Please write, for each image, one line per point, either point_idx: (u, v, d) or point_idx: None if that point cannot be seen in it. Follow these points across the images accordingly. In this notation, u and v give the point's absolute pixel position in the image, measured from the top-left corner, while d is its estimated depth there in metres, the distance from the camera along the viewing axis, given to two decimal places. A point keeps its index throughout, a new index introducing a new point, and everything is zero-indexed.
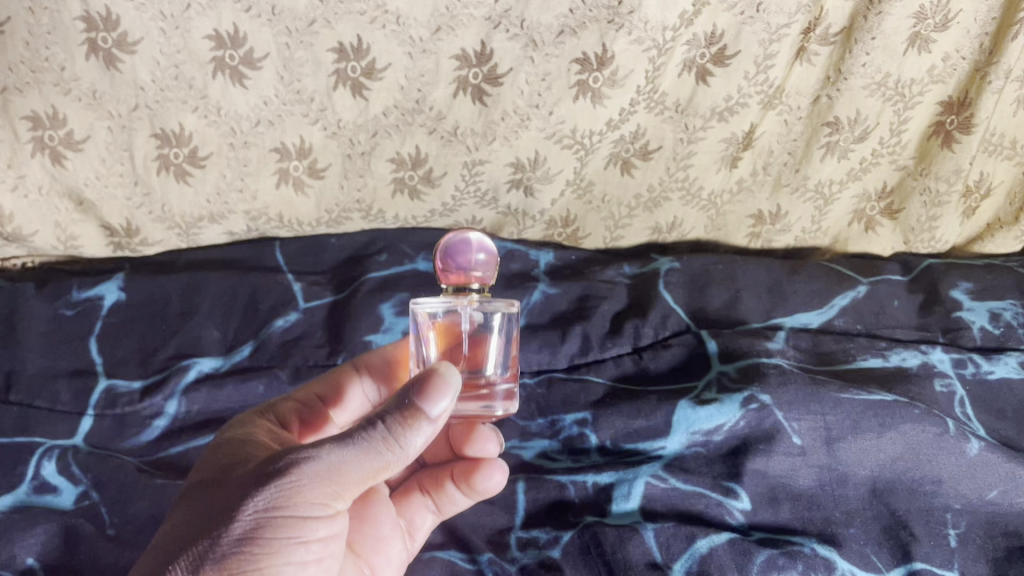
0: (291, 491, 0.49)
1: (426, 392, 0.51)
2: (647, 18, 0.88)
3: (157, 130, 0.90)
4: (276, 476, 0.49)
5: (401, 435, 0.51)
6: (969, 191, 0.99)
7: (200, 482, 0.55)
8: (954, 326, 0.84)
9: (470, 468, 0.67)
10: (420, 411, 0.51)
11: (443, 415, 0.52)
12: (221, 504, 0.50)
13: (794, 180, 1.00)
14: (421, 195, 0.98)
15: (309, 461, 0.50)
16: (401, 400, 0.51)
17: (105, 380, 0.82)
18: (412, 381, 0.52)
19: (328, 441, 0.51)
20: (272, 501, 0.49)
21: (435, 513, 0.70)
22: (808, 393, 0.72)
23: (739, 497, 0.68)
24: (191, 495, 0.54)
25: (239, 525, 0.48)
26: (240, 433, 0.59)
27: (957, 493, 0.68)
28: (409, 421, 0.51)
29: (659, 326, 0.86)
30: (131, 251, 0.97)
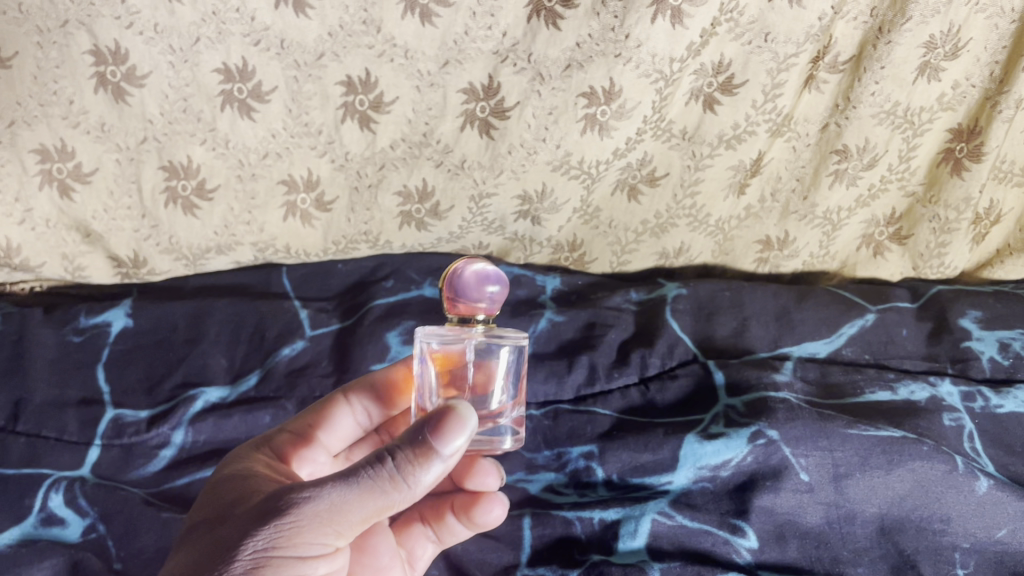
0: (290, 532, 0.48)
1: (439, 431, 0.50)
2: (654, 51, 0.88)
3: (165, 163, 0.91)
4: (276, 516, 0.48)
5: (410, 473, 0.49)
6: (978, 219, 0.99)
7: (199, 520, 0.54)
8: (963, 357, 0.84)
9: (469, 501, 0.66)
10: (432, 450, 0.50)
11: (456, 454, 0.51)
12: (221, 543, 0.49)
13: (802, 208, 0.99)
14: (428, 226, 0.98)
15: (310, 501, 0.49)
16: (413, 437, 0.50)
17: (113, 409, 0.82)
18: (428, 417, 0.51)
19: (331, 478, 0.50)
20: (271, 542, 0.48)
21: (434, 542, 0.70)
22: (816, 429, 0.72)
23: (746, 535, 0.68)
24: (196, 531, 0.53)
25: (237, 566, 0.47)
26: (242, 469, 0.58)
27: (965, 532, 0.67)
28: (419, 461, 0.50)
29: (665, 356, 0.85)
30: (139, 280, 0.97)
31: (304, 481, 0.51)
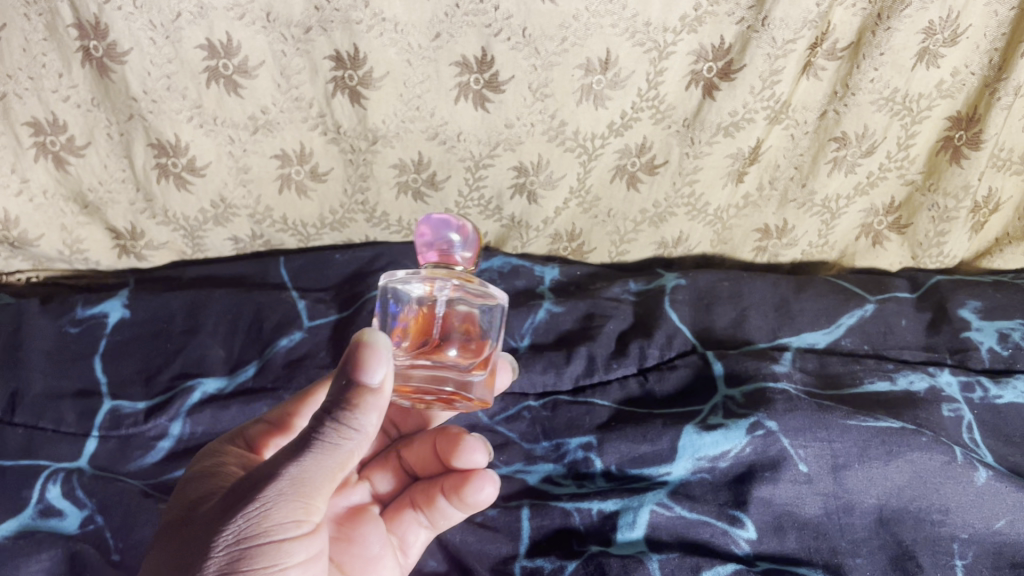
0: (258, 518, 0.47)
1: (359, 367, 0.48)
2: (650, 19, 0.86)
3: (153, 140, 0.91)
4: (240, 506, 0.47)
5: (351, 418, 0.48)
6: (978, 207, 0.98)
7: (167, 530, 0.53)
8: (962, 347, 0.83)
9: (462, 483, 0.66)
10: (362, 387, 0.48)
11: (385, 383, 0.49)
12: (193, 545, 0.48)
13: (800, 195, 0.99)
14: (426, 197, 1.00)
15: (267, 482, 0.48)
16: (342, 383, 0.49)
17: (110, 401, 0.82)
18: (345, 358, 0.49)
19: (282, 453, 0.48)
20: (241, 533, 0.47)
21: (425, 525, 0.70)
22: (815, 419, 0.72)
23: (745, 526, 0.68)
24: (166, 539, 0.52)
25: (212, 565, 0.46)
26: (205, 468, 0.58)
27: (964, 522, 0.67)
28: (355, 402, 0.48)
29: (664, 346, 0.85)
30: (136, 253, 1.00)
31: (257, 465, 0.49)
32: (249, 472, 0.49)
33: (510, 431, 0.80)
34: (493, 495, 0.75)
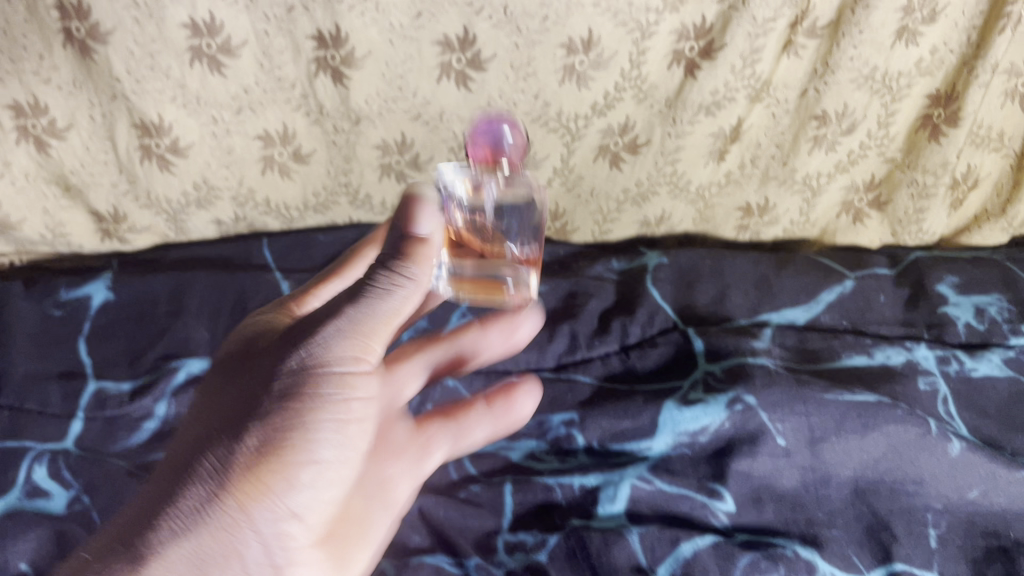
0: (318, 350, 0.50)
1: (410, 219, 0.50)
2: None
3: (137, 121, 0.91)
4: (305, 339, 0.51)
5: (402, 268, 0.50)
6: (956, 184, 0.99)
7: (228, 365, 0.56)
8: (938, 322, 0.85)
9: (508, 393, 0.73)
10: (412, 239, 0.50)
11: (435, 235, 0.50)
12: (259, 374, 0.52)
13: (782, 173, 1.00)
14: (410, 176, 1.02)
15: (328, 320, 0.51)
16: (394, 236, 0.50)
17: (94, 382, 0.83)
18: (395, 216, 0.51)
19: (344, 295, 0.51)
20: (303, 363, 0.50)
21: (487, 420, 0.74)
22: (792, 394, 0.72)
23: (724, 499, 0.69)
24: (232, 364, 0.56)
25: (276, 388, 0.50)
26: (263, 319, 0.62)
27: (938, 493, 0.69)
28: (408, 256, 0.50)
29: (646, 324, 0.86)
30: (119, 237, 1.03)
31: (322, 305, 0.52)
32: (312, 314, 0.52)
33: None
34: (479, 472, 0.76)
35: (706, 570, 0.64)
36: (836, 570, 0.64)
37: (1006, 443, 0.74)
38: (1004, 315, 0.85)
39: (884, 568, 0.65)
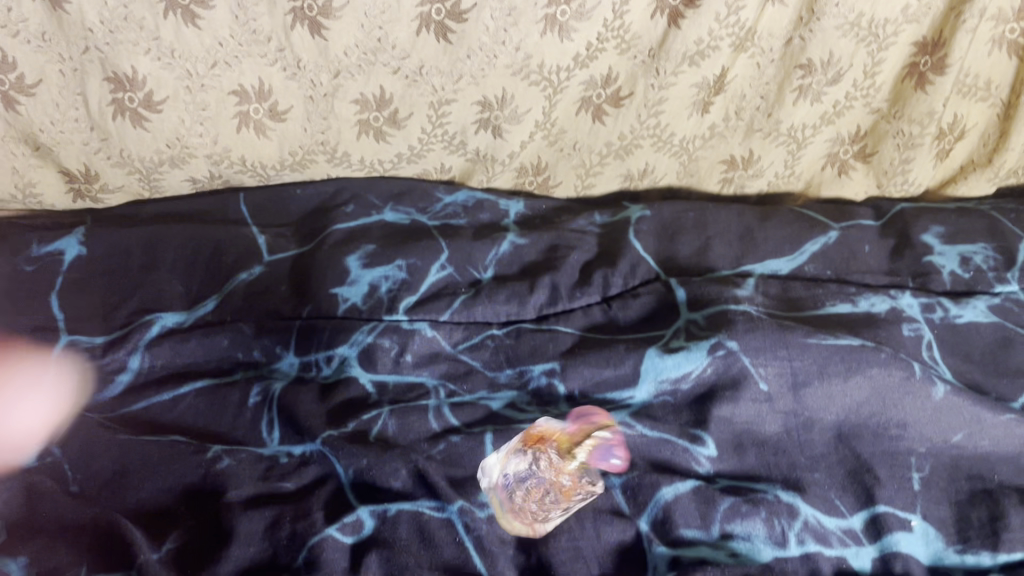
0: None
1: None
2: None
3: (110, 74, 0.88)
4: None
5: None
6: (943, 134, 0.97)
7: None
8: (923, 271, 0.83)
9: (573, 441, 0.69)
10: None
11: None
12: None
13: (767, 125, 0.99)
14: (387, 136, 0.98)
15: None
16: None
17: (67, 336, 0.81)
18: None
19: None
20: None
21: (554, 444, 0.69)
22: (776, 338, 0.71)
23: (706, 444, 0.68)
24: None
25: None
26: None
27: (922, 436, 0.67)
28: None
29: (628, 275, 0.85)
30: (92, 199, 0.99)
31: None
32: None
33: (474, 359, 0.79)
34: (459, 424, 0.74)
35: (685, 517, 0.63)
36: (818, 513, 0.63)
37: (990, 389, 0.74)
38: (989, 263, 0.84)
39: (866, 512, 0.63)
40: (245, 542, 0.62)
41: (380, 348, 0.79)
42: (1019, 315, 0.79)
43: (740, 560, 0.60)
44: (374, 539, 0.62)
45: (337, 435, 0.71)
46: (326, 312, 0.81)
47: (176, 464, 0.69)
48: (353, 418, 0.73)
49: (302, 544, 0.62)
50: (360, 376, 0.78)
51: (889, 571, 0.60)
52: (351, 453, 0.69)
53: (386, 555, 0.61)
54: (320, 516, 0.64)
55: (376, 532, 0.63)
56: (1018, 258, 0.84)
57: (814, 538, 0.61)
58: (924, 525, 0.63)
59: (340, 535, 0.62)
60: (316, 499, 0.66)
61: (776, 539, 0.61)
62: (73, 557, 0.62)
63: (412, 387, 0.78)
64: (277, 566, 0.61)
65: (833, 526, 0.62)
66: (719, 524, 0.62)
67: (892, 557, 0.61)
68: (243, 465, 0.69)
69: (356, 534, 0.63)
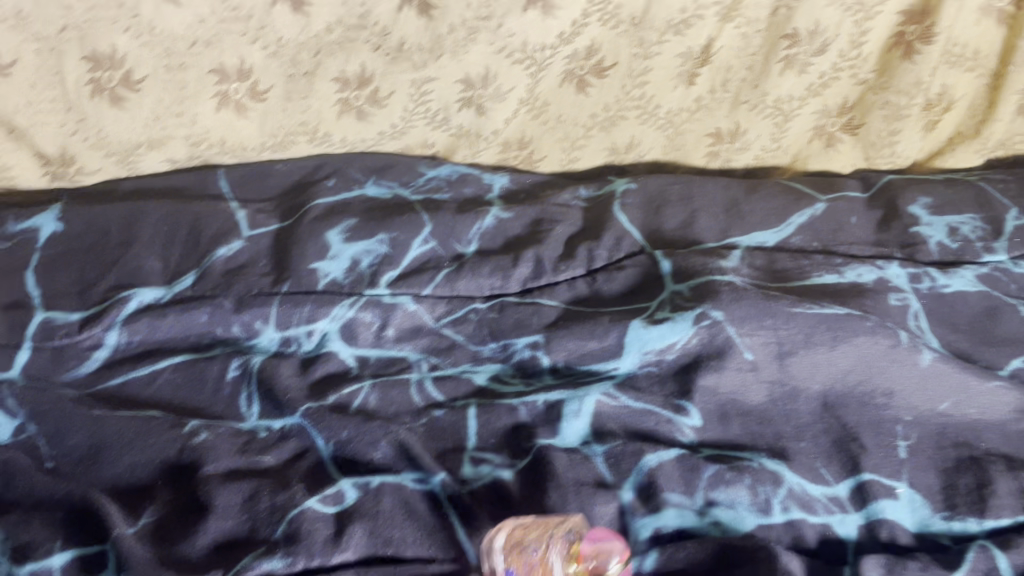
0: None
1: None
2: None
3: (88, 52, 0.88)
4: None
5: None
6: (930, 105, 0.96)
7: None
8: (910, 242, 0.83)
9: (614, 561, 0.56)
10: None
11: None
12: None
13: (753, 97, 0.98)
14: (369, 115, 0.96)
15: None
16: None
17: (43, 312, 0.79)
18: None
19: None
20: None
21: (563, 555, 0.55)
22: (761, 307, 0.70)
23: (690, 414, 0.68)
24: None
25: None
26: None
27: (908, 405, 0.67)
28: None
29: (613, 248, 0.84)
30: (69, 181, 0.94)
31: None
32: None
33: (456, 333, 0.78)
34: (442, 398, 0.73)
35: (669, 484, 0.61)
36: (803, 481, 0.62)
37: (978, 358, 0.73)
38: (977, 233, 0.83)
39: (852, 479, 0.63)
40: (223, 516, 0.60)
41: (362, 323, 0.78)
42: (1007, 285, 0.78)
43: (723, 529, 0.60)
44: (355, 509, 0.61)
45: (317, 408, 0.70)
46: (306, 286, 0.80)
47: (152, 439, 0.67)
48: (334, 391, 0.72)
49: (281, 517, 0.60)
50: (341, 351, 0.77)
51: (875, 539, 0.60)
52: (331, 426, 0.68)
53: (369, 527, 0.59)
54: (299, 490, 0.62)
55: (357, 502, 0.61)
56: (1006, 229, 0.83)
57: (798, 505, 0.61)
58: (910, 491, 0.62)
59: (321, 506, 0.61)
60: (296, 473, 0.65)
61: (760, 507, 0.60)
62: (47, 533, 0.60)
63: (393, 361, 0.77)
64: (256, 540, 0.59)
65: (818, 493, 0.62)
66: (704, 492, 0.61)
67: (877, 526, 0.60)
68: (221, 439, 0.68)
69: (337, 505, 0.61)
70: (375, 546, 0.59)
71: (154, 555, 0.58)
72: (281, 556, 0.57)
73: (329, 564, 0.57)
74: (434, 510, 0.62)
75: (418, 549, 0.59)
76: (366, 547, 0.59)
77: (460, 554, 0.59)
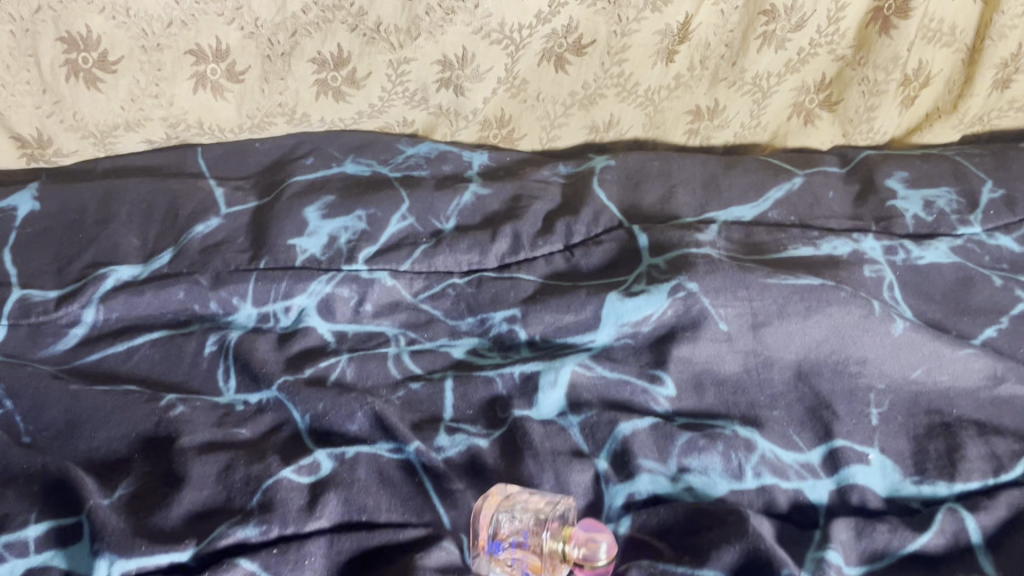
0: None
1: None
2: None
3: (63, 33, 0.86)
4: None
5: None
6: (907, 81, 0.97)
7: None
8: (887, 216, 0.83)
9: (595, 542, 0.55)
10: None
11: None
12: None
13: (731, 74, 0.98)
14: (346, 96, 0.96)
15: None
16: None
17: (20, 290, 0.79)
18: None
19: None
20: None
21: (541, 505, 0.57)
22: (735, 279, 0.70)
23: (665, 384, 0.68)
24: None
25: None
26: None
27: (881, 373, 0.68)
28: None
29: (591, 224, 0.84)
30: (46, 162, 0.94)
31: None
32: None
33: (434, 308, 0.78)
34: (420, 370, 0.73)
35: (643, 452, 0.62)
36: (775, 447, 0.63)
37: (951, 327, 0.74)
38: (952, 206, 0.83)
39: (824, 446, 0.63)
40: (199, 486, 0.61)
41: (339, 298, 0.78)
42: (981, 256, 0.79)
43: (695, 495, 0.60)
44: (331, 479, 0.61)
45: (294, 380, 0.70)
46: (284, 262, 0.79)
47: (128, 413, 0.67)
48: (311, 364, 0.72)
49: (257, 487, 0.60)
50: (319, 326, 0.77)
51: (846, 503, 0.60)
52: (306, 397, 0.68)
53: (343, 495, 0.59)
54: (275, 460, 0.62)
55: (333, 472, 0.61)
56: (981, 201, 0.84)
57: (770, 470, 0.61)
58: (881, 458, 0.63)
59: (296, 476, 0.61)
60: (271, 445, 0.65)
61: (732, 472, 0.61)
62: (24, 505, 0.59)
63: (371, 335, 0.77)
64: (232, 508, 0.59)
65: (790, 460, 0.62)
66: (677, 458, 0.61)
67: (849, 490, 0.60)
68: (197, 412, 0.68)
69: (312, 475, 0.61)
70: (349, 513, 0.59)
71: (128, 523, 0.58)
72: (255, 523, 0.57)
73: (303, 531, 0.57)
74: (410, 478, 0.62)
75: (392, 516, 0.59)
76: (340, 514, 0.59)
77: (434, 520, 0.59)
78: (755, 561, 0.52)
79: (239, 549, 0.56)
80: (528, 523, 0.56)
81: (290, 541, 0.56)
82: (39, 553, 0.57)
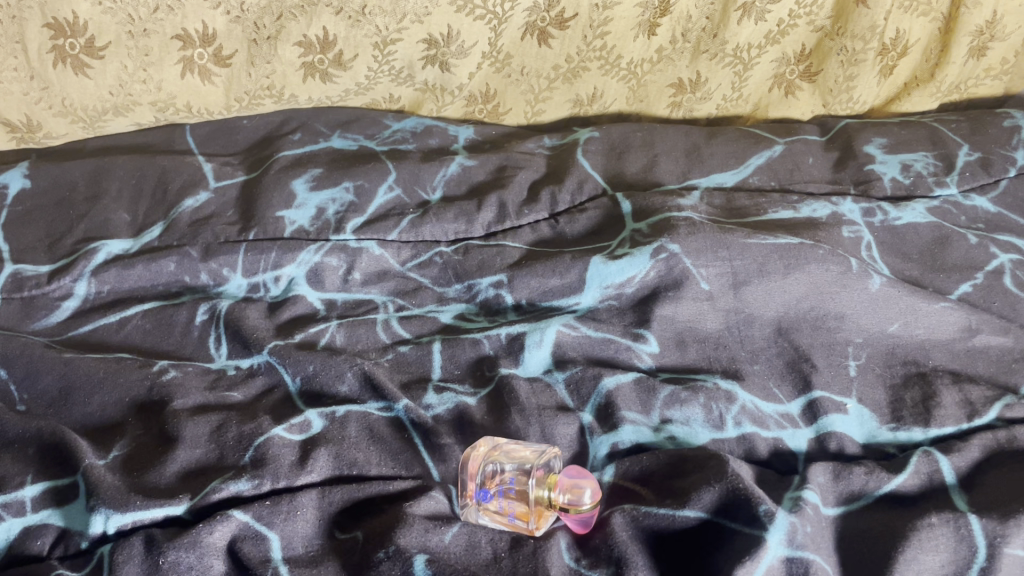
0: None
1: None
2: None
3: (49, 19, 0.87)
4: None
5: None
6: (886, 49, 1.00)
7: None
8: (865, 179, 0.85)
9: (586, 479, 0.57)
10: None
11: None
12: None
13: (713, 46, 1.01)
14: (334, 77, 0.97)
15: None
16: None
17: (11, 265, 0.79)
18: None
19: None
20: None
21: (526, 455, 0.59)
22: (714, 240, 0.72)
23: (648, 341, 0.69)
24: None
25: None
26: None
27: (859, 327, 0.70)
28: None
29: (576, 192, 0.85)
30: (35, 145, 0.94)
31: None
32: None
33: (422, 276, 0.79)
34: (408, 335, 0.74)
35: (627, 404, 0.64)
36: (756, 399, 0.65)
37: (928, 284, 0.75)
38: (930, 169, 0.85)
39: (804, 398, 0.65)
40: (192, 445, 0.62)
41: (328, 267, 0.78)
42: (957, 217, 0.81)
43: (677, 443, 0.62)
44: (322, 437, 0.62)
45: (284, 344, 0.71)
46: (272, 233, 0.81)
47: (121, 378, 0.68)
48: (301, 330, 0.73)
49: (249, 444, 0.61)
50: (309, 295, 0.77)
51: (824, 450, 0.62)
52: (296, 360, 0.69)
53: (334, 450, 0.61)
54: (267, 420, 0.63)
55: (324, 430, 0.63)
56: (957, 164, 0.86)
57: (750, 420, 0.63)
58: (859, 407, 0.65)
59: (288, 434, 0.62)
60: (263, 407, 0.66)
61: (713, 423, 0.63)
62: (18, 467, 0.60)
63: (360, 303, 0.77)
64: (224, 465, 0.60)
65: (770, 411, 0.64)
66: (659, 410, 0.64)
67: (827, 437, 0.63)
68: (189, 377, 0.69)
69: (304, 433, 0.63)
70: (340, 468, 0.61)
71: (122, 482, 0.58)
72: (247, 478, 0.58)
73: (295, 484, 0.59)
74: (399, 435, 0.63)
75: (382, 469, 0.61)
76: (331, 469, 0.60)
77: (423, 473, 0.61)
78: (733, 500, 0.54)
79: (232, 503, 0.57)
80: (515, 472, 0.58)
81: (282, 494, 0.58)
82: (35, 513, 0.57)
